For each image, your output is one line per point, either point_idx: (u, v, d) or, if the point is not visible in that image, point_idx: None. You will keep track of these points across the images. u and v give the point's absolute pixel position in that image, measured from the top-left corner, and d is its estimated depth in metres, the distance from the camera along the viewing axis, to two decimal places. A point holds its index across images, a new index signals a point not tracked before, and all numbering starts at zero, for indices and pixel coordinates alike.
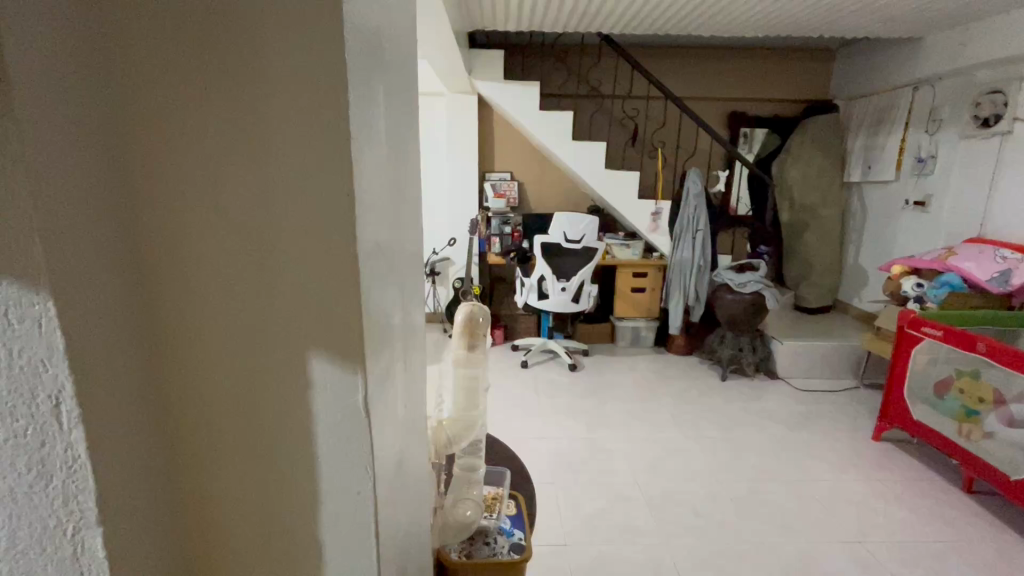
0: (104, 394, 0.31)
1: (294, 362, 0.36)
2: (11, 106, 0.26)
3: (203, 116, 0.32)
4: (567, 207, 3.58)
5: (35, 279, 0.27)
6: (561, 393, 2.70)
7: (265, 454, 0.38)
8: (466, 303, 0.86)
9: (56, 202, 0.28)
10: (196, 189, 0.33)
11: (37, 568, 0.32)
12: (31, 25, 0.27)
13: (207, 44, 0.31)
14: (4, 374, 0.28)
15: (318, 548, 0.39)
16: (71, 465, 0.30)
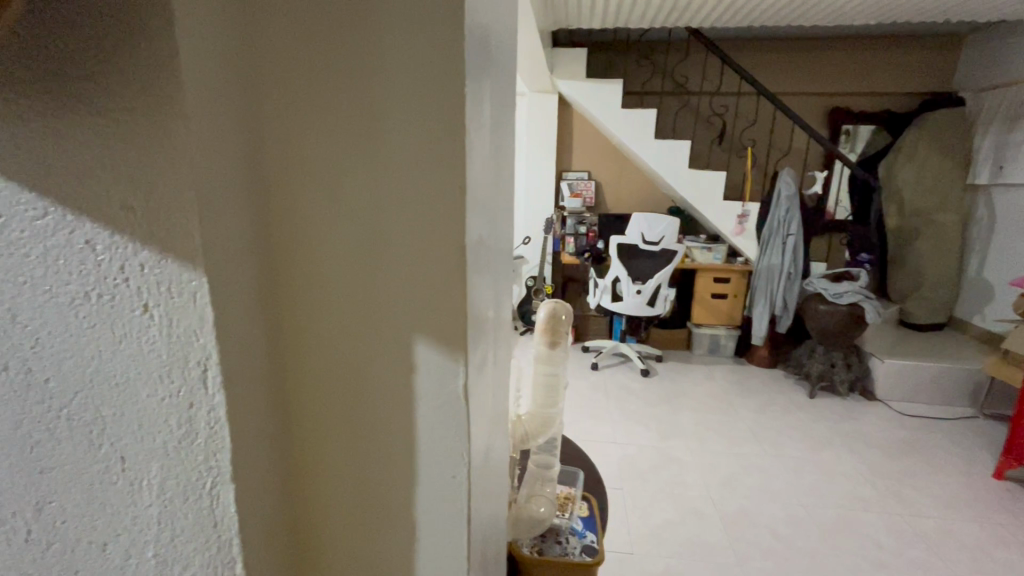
0: (239, 363, 0.34)
1: (401, 347, 0.37)
2: (181, 101, 0.28)
3: (328, 112, 0.34)
4: (645, 207, 3.48)
5: (193, 259, 0.31)
6: (632, 398, 2.63)
7: (368, 433, 0.40)
8: (549, 301, 0.85)
9: (210, 192, 0.31)
10: (321, 181, 0.36)
11: (180, 515, 0.36)
12: (196, 26, 0.29)
13: (335, 44, 0.33)
14: (163, 339, 0.32)
15: (413, 526, 0.41)
16: (212, 426, 0.34)
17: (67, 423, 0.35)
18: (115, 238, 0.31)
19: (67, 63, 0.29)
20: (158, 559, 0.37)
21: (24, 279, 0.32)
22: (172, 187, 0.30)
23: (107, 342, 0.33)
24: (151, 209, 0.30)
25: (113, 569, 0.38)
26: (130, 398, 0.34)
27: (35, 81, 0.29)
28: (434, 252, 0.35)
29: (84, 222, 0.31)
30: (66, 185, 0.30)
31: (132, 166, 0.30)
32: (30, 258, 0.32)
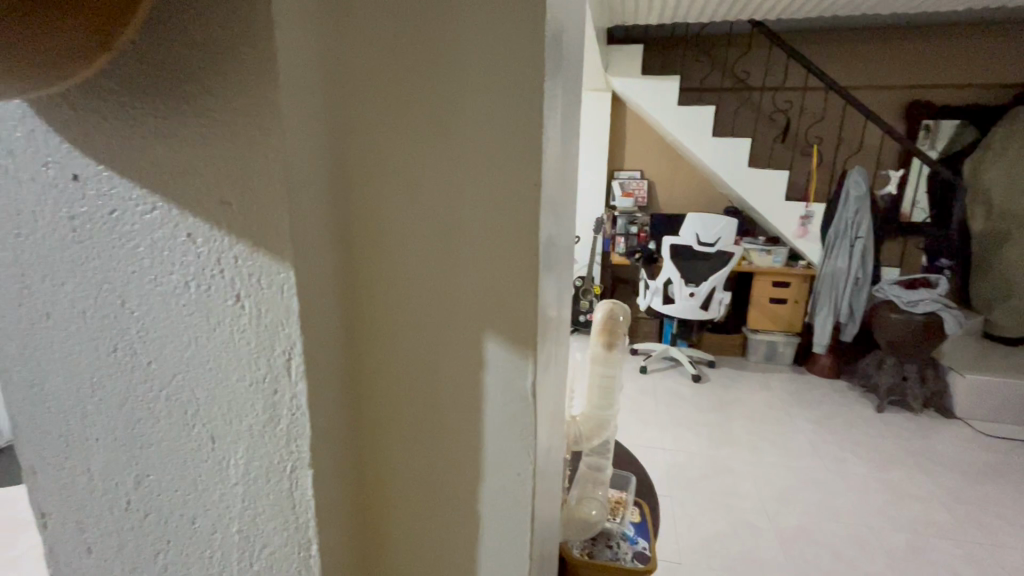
0: (319, 354, 0.36)
1: (471, 343, 0.38)
2: (278, 104, 0.30)
3: (407, 113, 0.35)
4: (700, 208, 3.37)
5: (282, 253, 0.32)
6: (682, 403, 2.55)
7: (436, 427, 0.41)
8: (606, 301, 0.84)
9: (300, 190, 0.32)
10: (398, 180, 0.36)
11: (262, 495, 0.37)
12: (293, 32, 0.31)
13: (418, 48, 0.34)
14: (253, 327, 0.34)
15: (477, 520, 0.42)
16: (294, 413, 0.35)
17: (165, 403, 0.37)
18: (213, 231, 0.33)
19: (171, 67, 0.30)
20: (241, 536, 0.39)
21: (134, 269, 0.35)
22: (268, 184, 0.31)
23: (203, 329, 0.35)
24: (248, 206, 0.32)
25: (199, 542, 0.40)
26: (221, 383, 0.36)
27: (145, 85, 0.31)
28: (510, 250, 0.36)
29: (187, 217, 0.33)
30: (172, 182, 0.33)
31: (230, 164, 0.31)
32: (139, 248, 0.34)
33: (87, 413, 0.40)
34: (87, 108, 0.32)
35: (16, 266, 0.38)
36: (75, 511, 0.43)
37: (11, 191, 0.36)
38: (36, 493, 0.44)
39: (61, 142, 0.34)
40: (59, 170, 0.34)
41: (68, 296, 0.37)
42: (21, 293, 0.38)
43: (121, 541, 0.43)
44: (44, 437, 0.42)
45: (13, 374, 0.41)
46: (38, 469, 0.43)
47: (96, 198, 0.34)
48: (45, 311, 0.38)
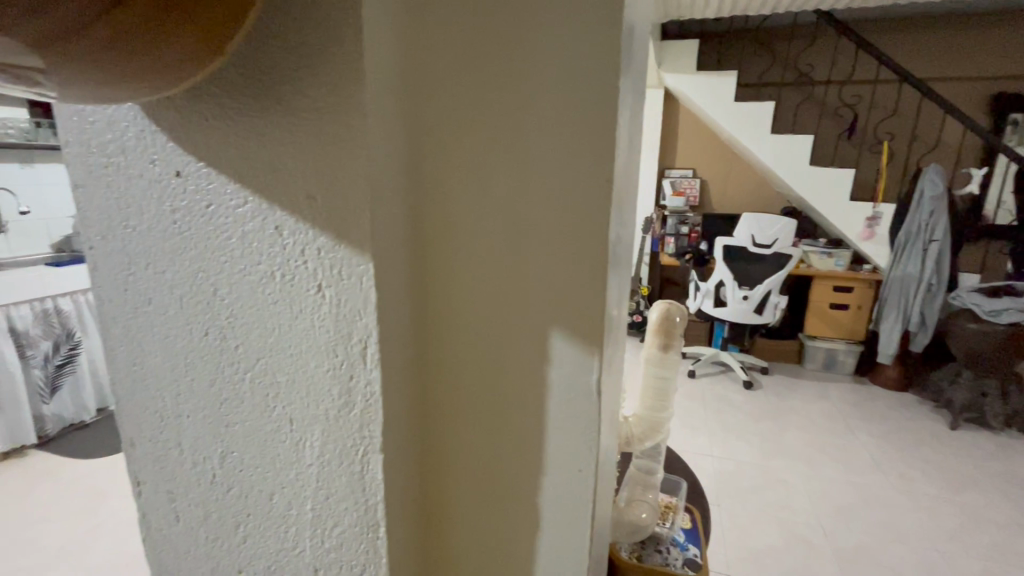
0: (392, 344, 0.37)
1: (537, 337, 0.39)
2: (362, 100, 0.31)
3: (479, 110, 0.36)
4: (756, 208, 3.24)
5: (362, 246, 0.34)
6: (732, 410, 2.47)
7: (499, 419, 0.41)
8: (660, 301, 0.81)
9: (379, 186, 0.34)
10: (469, 177, 0.37)
11: (335, 475, 0.39)
12: (377, 31, 0.32)
13: (493, 48, 0.35)
14: (333, 315, 0.36)
15: (538, 514, 0.42)
16: (368, 399, 0.37)
17: (249, 385, 0.40)
18: (298, 224, 0.35)
19: (266, 68, 0.32)
20: (315, 513, 0.41)
21: (225, 259, 0.38)
22: (351, 179, 0.33)
23: (286, 316, 0.37)
24: (331, 200, 0.33)
25: (276, 516, 0.43)
26: (301, 367, 0.38)
27: (243, 87, 0.33)
28: (580, 246, 0.36)
29: (275, 210, 0.35)
30: (262, 177, 0.35)
31: (316, 159, 0.33)
32: (230, 239, 0.37)
33: (179, 391, 0.43)
34: (190, 109, 0.35)
35: (123, 255, 0.42)
36: (167, 481, 0.47)
37: (121, 186, 0.40)
38: (132, 462, 0.48)
39: (167, 140, 0.37)
40: (164, 166, 0.38)
41: (166, 282, 0.40)
42: (126, 279, 0.42)
43: (206, 511, 0.46)
44: (142, 411, 0.46)
45: (117, 353, 0.45)
46: (136, 440, 0.47)
47: (195, 193, 0.37)
48: (146, 296, 0.42)
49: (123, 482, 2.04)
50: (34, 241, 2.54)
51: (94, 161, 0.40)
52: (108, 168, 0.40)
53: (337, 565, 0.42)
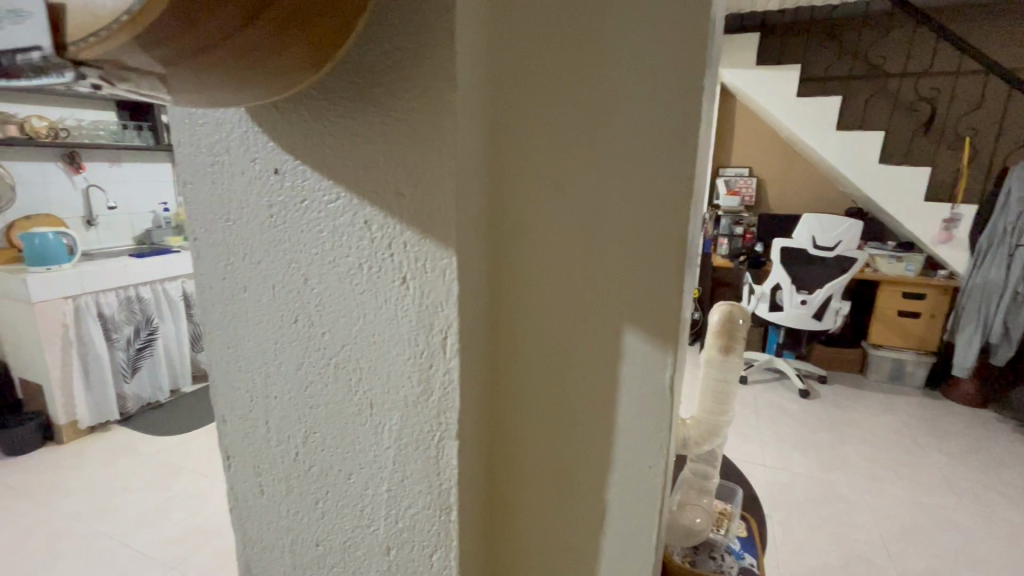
0: (470, 336, 0.39)
1: (610, 333, 0.39)
2: (453, 101, 0.33)
3: (561, 110, 0.37)
4: (817, 208, 3.08)
5: (447, 242, 0.35)
6: (786, 419, 2.36)
7: (568, 413, 0.42)
8: (721, 303, 0.80)
9: (465, 184, 0.35)
10: (548, 175, 0.38)
11: (412, 459, 0.41)
12: (470, 36, 0.33)
13: (578, 48, 0.35)
14: (416, 307, 0.38)
15: (604, 507, 0.43)
16: (446, 387, 0.38)
17: (334, 369, 0.43)
18: (387, 219, 0.37)
19: (365, 73, 0.34)
20: (390, 494, 0.43)
21: (316, 250, 0.40)
22: (440, 175, 0.34)
23: (370, 305, 0.39)
24: (420, 196, 0.35)
25: (353, 495, 0.45)
26: (384, 355, 0.40)
27: (343, 91, 0.35)
28: (660, 245, 0.36)
29: (365, 206, 0.37)
30: (354, 174, 0.37)
31: (406, 158, 0.35)
32: (322, 232, 0.40)
33: (269, 373, 0.46)
34: (291, 111, 0.38)
35: (224, 245, 0.45)
36: (254, 457, 0.51)
37: (224, 182, 0.43)
38: (223, 438, 0.52)
39: (267, 141, 0.40)
40: (263, 164, 0.41)
41: (261, 271, 0.44)
42: (226, 267, 0.46)
43: (288, 487, 0.49)
44: (235, 391, 0.49)
45: (213, 337, 0.49)
46: (227, 417, 0.51)
47: (291, 189, 0.40)
48: (243, 284, 0.45)
49: (191, 460, 2.20)
50: (118, 235, 2.77)
51: (201, 158, 0.44)
52: (214, 166, 0.43)
53: (409, 544, 0.44)
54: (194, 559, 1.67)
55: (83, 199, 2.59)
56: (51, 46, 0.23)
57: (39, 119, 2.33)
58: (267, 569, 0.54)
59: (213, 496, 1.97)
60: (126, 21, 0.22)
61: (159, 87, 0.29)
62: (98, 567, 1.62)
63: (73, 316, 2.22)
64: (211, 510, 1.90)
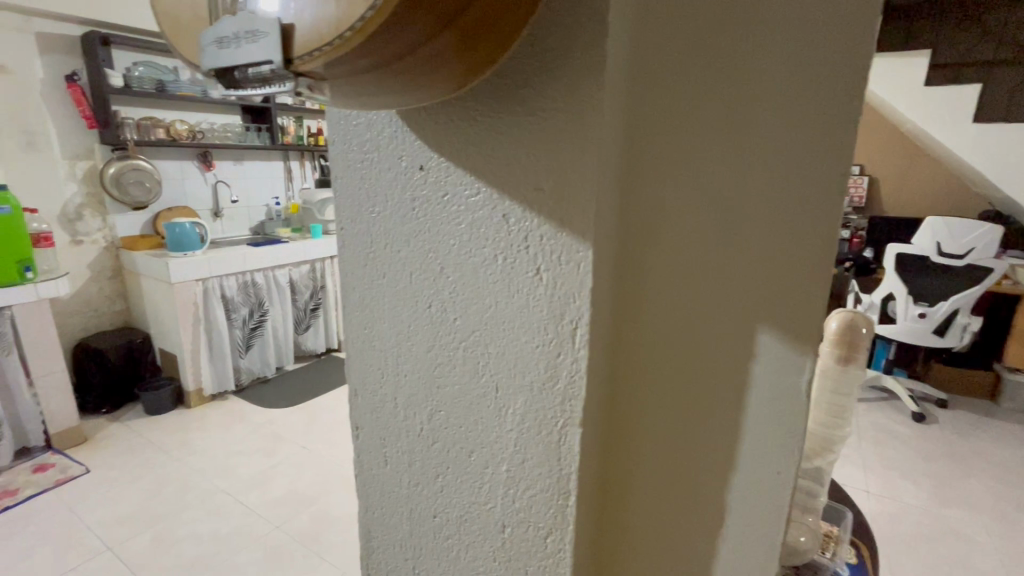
0: (598, 331, 0.40)
1: (744, 334, 0.40)
2: (598, 100, 0.33)
3: (703, 107, 0.37)
4: (943, 212, 2.76)
5: (583, 237, 0.37)
6: (895, 444, 2.14)
7: (690, 411, 0.42)
8: (839, 309, 0.73)
9: (602, 181, 0.36)
10: (683, 172, 0.38)
11: (533, 443, 0.43)
12: (617, 34, 0.33)
13: (728, 46, 0.35)
14: (547, 298, 0.39)
15: (722, 504, 0.43)
16: (572, 376, 0.40)
17: (463, 354, 0.46)
18: (526, 213, 0.39)
19: (515, 76, 0.36)
20: (508, 473, 0.46)
21: (454, 241, 0.43)
22: (582, 174, 0.35)
23: (502, 295, 0.42)
24: (560, 192, 0.37)
25: (472, 473, 0.48)
26: (513, 342, 0.42)
27: (492, 94, 0.38)
28: (807, 246, 0.37)
29: (504, 201, 0.40)
30: (496, 171, 0.39)
31: (550, 157, 0.37)
32: (461, 226, 0.42)
33: (401, 353, 0.50)
34: (441, 112, 0.41)
35: (367, 235, 0.49)
36: (380, 429, 0.55)
37: (372, 177, 0.47)
38: (354, 409, 0.58)
39: (414, 139, 0.43)
40: (410, 162, 0.44)
41: (401, 260, 0.47)
42: (367, 255, 0.50)
43: (411, 459, 0.53)
44: (368, 368, 0.54)
45: (352, 317, 0.54)
46: (359, 390, 0.56)
47: (435, 184, 0.43)
48: (382, 270, 0.49)
49: (293, 433, 2.41)
50: (238, 225, 3.10)
51: (353, 156, 0.48)
52: (364, 162, 0.48)
53: (525, 524, 0.46)
54: (295, 521, 1.83)
55: (212, 192, 2.93)
56: (281, 60, 0.27)
57: (182, 124, 2.66)
58: (384, 533, 0.59)
59: (312, 467, 2.15)
60: (345, 40, 0.25)
61: (345, 90, 0.33)
62: (217, 519, 1.83)
63: (203, 296, 2.52)
64: (310, 479, 2.07)
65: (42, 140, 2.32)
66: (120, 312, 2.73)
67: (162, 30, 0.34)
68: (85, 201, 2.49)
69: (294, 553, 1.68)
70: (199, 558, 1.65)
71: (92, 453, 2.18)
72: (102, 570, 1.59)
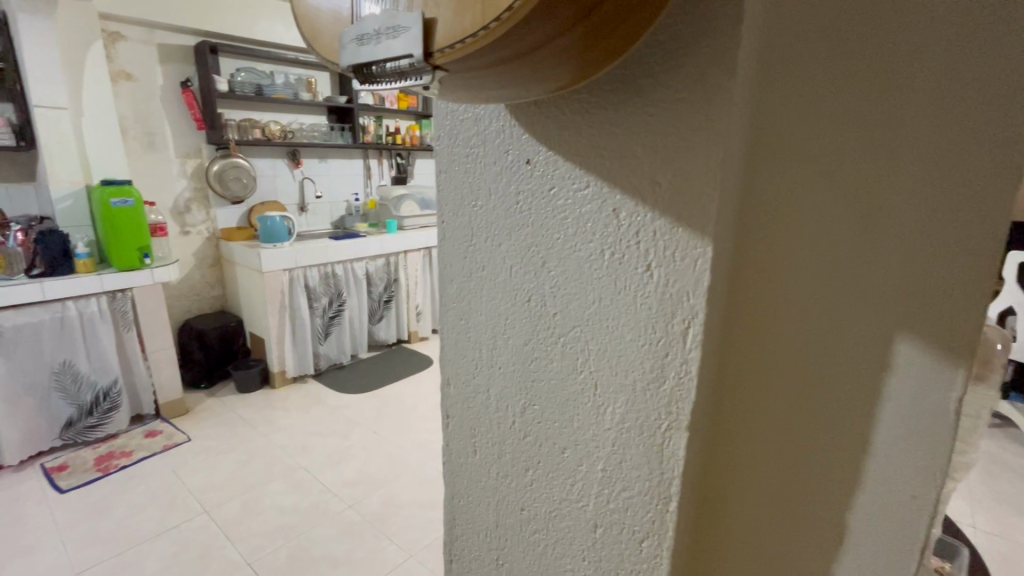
0: (713, 332, 0.38)
1: (882, 343, 0.39)
2: (730, 88, 0.31)
3: (840, 108, 0.36)
4: None
5: (702, 233, 0.35)
6: (1010, 477, 1.90)
7: (810, 418, 0.41)
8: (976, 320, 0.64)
9: (727, 177, 0.34)
10: (815, 174, 0.37)
11: (633, 444, 0.42)
12: (753, 24, 0.32)
13: (872, 36, 0.34)
14: (657, 296, 0.38)
15: (845, 513, 0.42)
16: (681, 377, 0.38)
17: (561, 348, 0.45)
18: (638, 207, 0.38)
19: (637, 69, 0.35)
20: (604, 473, 0.45)
21: (558, 235, 0.43)
22: (704, 165, 0.34)
23: (608, 290, 0.41)
24: (679, 184, 0.35)
25: (565, 470, 0.48)
26: (617, 340, 0.41)
27: (609, 89, 0.37)
28: (950, 243, 0.35)
29: (615, 194, 0.39)
30: (607, 164, 0.39)
31: (669, 148, 0.35)
32: (567, 220, 0.42)
33: (495, 345, 0.51)
34: (552, 106, 0.41)
35: (467, 228, 0.50)
36: (471, 419, 0.56)
37: (476, 171, 0.48)
38: (445, 398, 0.59)
39: (522, 134, 0.44)
40: (516, 155, 0.44)
41: (501, 252, 0.48)
42: (467, 248, 0.51)
43: (501, 450, 0.54)
44: (462, 359, 0.55)
45: (448, 309, 0.56)
46: (451, 380, 0.58)
47: (541, 178, 0.43)
48: (481, 263, 0.50)
49: (366, 418, 2.53)
50: (320, 220, 3.29)
51: (457, 151, 0.49)
52: (468, 157, 0.49)
53: (619, 526, 0.45)
54: (366, 502, 1.92)
55: (299, 188, 3.13)
56: (422, 54, 0.28)
57: (275, 124, 2.85)
58: (469, 523, 0.60)
59: (382, 452, 2.25)
60: (491, 30, 0.26)
61: (469, 83, 0.34)
62: (297, 493, 1.96)
63: (288, 285, 2.70)
64: (380, 464, 2.16)
65: (160, 140, 2.59)
66: (218, 297, 2.99)
67: (301, 34, 0.36)
68: (192, 195, 2.75)
69: (364, 532, 1.76)
70: (280, 528, 1.77)
71: (192, 424, 2.41)
72: (199, 529, 1.75)
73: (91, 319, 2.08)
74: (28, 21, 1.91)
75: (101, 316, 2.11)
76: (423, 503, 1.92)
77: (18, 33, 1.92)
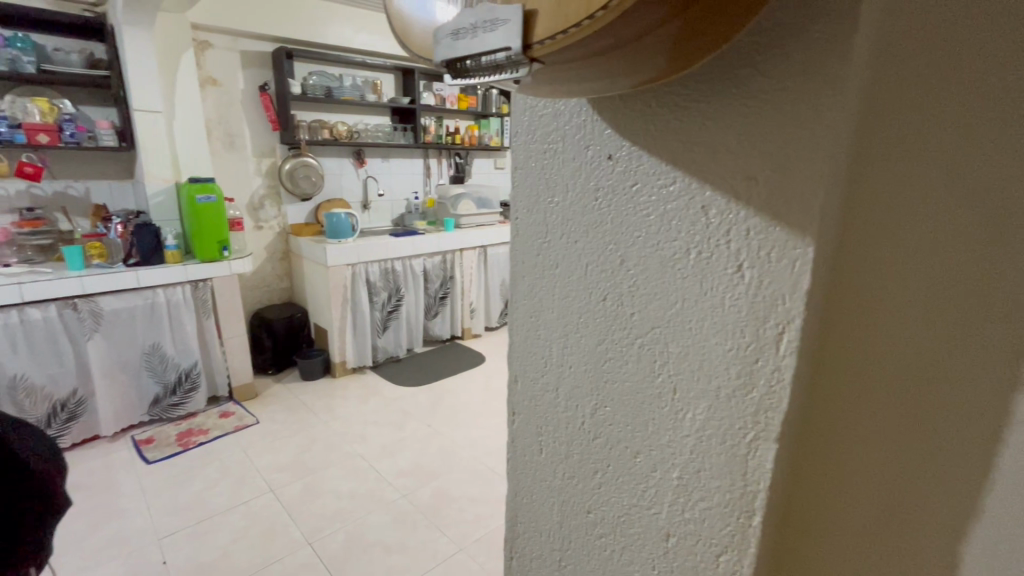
0: (810, 339, 0.35)
1: (1011, 365, 0.34)
2: (843, 76, 0.29)
3: (965, 100, 0.33)
4: None
5: (803, 232, 0.33)
6: None
7: (914, 437, 0.38)
8: None
9: (835, 173, 0.32)
10: (929, 173, 0.34)
11: (713, 453, 0.40)
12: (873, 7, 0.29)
13: (1014, 15, 0.30)
14: (748, 299, 0.36)
15: (955, 545, 0.39)
16: (773, 384, 0.36)
17: (638, 349, 0.44)
18: (731, 204, 0.36)
19: (735, 58, 0.33)
20: (680, 481, 0.43)
21: (639, 233, 0.42)
22: (809, 159, 0.31)
23: (692, 292, 0.39)
24: (780, 180, 0.33)
25: (637, 476, 0.47)
26: (700, 343, 0.39)
27: (701, 81, 0.36)
28: None
29: (706, 190, 0.37)
30: (698, 159, 0.37)
31: (769, 142, 0.33)
32: (650, 217, 0.41)
33: (566, 344, 0.50)
34: (640, 100, 0.40)
35: (542, 224, 0.50)
36: (538, 418, 0.56)
37: (553, 168, 0.48)
38: (512, 395, 0.59)
39: (604, 129, 0.43)
40: (597, 151, 0.44)
41: (576, 251, 0.47)
42: (540, 245, 0.51)
43: (568, 451, 0.53)
44: (531, 357, 0.55)
45: (520, 306, 0.55)
46: (518, 377, 0.58)
47: (624, 174, 0.42)
48: (555, 260, 0.50)
49: (420, 411, 2.59)
50: (381, 217, 3.40)
51: (534, 148, 0.49)
52: (546, 153, 0.48)
53: (694, 537, 0.43)
54: (419, 493, 1.97)
55: (362, 186, 3.26)
56: (521, 47, 0.28)
57: (343, 125, 2.98)
58: (531, 521, 0.60)
59: (435, 445, 2.29)
60: (596, 18, 0.25)
61: (562, 76, 0.33)
62: (354, 479, 2.04)
63: (351, 280, 2.81)
64: (433, 456, 2.21)
65: (239, 141, 2.77)
66: (286, 288, 3.17)
67: (391, 30, 0.37)
68: (265, 193, 2.92)
69: (417, 522, 1.81)
70: (338, 512, 1.85)
71: (261, 407, 2.56)
72: (265, 507, 1.86)
73: (176, 306, 2.26)
74: (132, 33, 2.10)
75: (185, 303, 2.29)
76: (473, 498, 1.95)
77: (122, 44, 2.11)
